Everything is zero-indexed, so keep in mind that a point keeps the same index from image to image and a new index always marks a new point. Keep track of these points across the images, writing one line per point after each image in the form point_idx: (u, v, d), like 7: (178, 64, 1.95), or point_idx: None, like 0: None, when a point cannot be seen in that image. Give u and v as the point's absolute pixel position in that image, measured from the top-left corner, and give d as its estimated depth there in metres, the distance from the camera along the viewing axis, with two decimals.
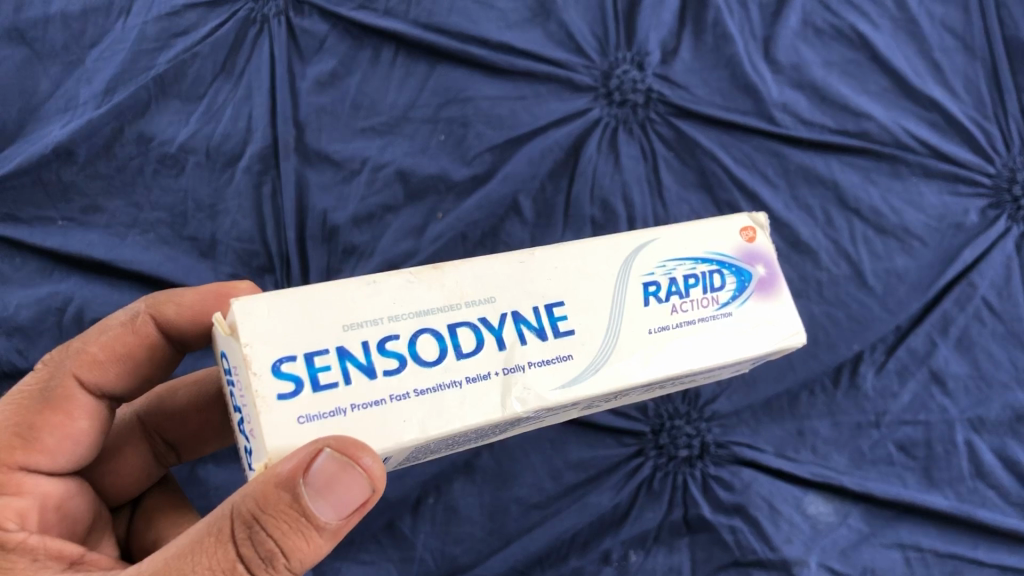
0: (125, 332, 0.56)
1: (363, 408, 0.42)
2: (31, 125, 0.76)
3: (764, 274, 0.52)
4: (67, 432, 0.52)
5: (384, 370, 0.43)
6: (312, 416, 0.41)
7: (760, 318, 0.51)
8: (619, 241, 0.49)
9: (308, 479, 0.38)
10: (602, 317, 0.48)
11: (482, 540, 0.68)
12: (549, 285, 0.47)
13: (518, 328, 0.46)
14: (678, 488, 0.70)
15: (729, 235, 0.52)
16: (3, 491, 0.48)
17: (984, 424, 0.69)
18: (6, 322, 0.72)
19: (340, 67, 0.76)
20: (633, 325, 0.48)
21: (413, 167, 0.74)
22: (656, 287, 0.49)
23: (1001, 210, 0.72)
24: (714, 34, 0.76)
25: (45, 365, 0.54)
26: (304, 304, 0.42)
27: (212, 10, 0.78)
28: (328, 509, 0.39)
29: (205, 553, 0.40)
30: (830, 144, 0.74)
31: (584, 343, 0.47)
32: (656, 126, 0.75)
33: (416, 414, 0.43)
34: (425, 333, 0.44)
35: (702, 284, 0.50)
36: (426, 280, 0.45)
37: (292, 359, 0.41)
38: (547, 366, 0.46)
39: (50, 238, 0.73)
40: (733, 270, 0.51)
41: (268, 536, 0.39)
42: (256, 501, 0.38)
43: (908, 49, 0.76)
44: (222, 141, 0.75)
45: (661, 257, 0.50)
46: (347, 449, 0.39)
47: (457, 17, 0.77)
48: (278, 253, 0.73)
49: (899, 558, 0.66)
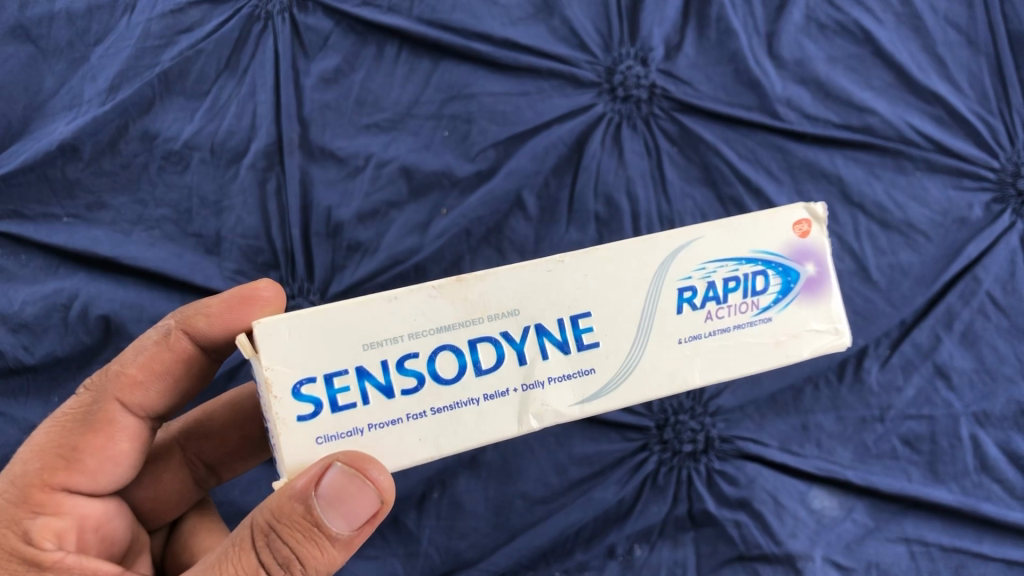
0: (161, 349, 0.56)
1: (380, 427, 0.45)
2: (36, 123, 0.77)
3: (814, 274, 0.50)
4: (107, 453, 0.53)
5: (402, 389, 0.45)
6: (330, 436, 0.44)
7: (802, 324, 0.50)
8: (655, 244, 0.48)
9: (319, 491, 0.41)
10: (628, 328, 0.48)
11: (488, 535, 0.69)
12: (575, 297, 0.47)
13: (540, 341, 0.47)
14: (683, 483, 0.70)
15: (780, 232, 0.50)
16: (42, 510, 0.50)
17: (988, 417, 0.70)
18: (14, 318, 0.73)
19: (344, 64, 0.76)
20: (663, 334, 0.48)
21: (417, 163, 0.74)
22: (691, 293, 0.49)
23: (1005, 205, 0.72)
24: (718, 29, 0.76)
25: (88, 390, 0.56)
26: (326, 326, 0.44)
27: (215, 7, 0.77)
28: (339, 520, 0.42)
29: (230, 561, 0.43)
30: (834, 140, 0.74)
31: (607, 356, 0.48)
32: (660, 121, 0.75)
33: (430, 432, 0.46)
34: (444, 350, 0.46)
35: (743, 288, 0.49)
36: (448, 294, 0.46)
37: (312, 381, 0.44)
38: (567, 380, 0.47)
39: (55, 235, 0.74)
40: (779, 270, 0.50)
41: (284, 543, 0.42)
42: (272, 511, 0.42)
43: (913, 44, 0.76)
44: (226, 138, 0.75)
45: (700, 259, 0.49)
46: (357, 464, 0.42)
47: (462, 13, 0.76)
48: (283, 249, 0.73)
49: (903, 551, 0.67)
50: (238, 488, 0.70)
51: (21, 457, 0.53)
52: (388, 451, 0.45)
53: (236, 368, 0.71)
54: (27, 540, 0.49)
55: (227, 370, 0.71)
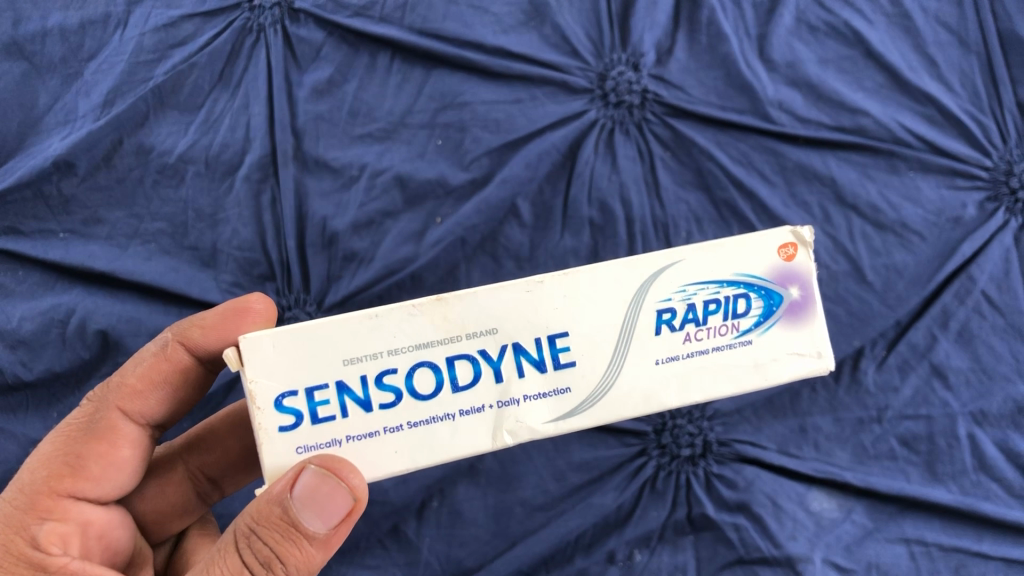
0: (159, 360, 0.56)
1: (358, 439, 0.46)
2: (32, 139, 0.77)
3: (796, 297, 0.50)
4: (110, 459, 0.53)
5: (381, 404, 0.46)
6: (309, 446, 0.46)
7: (782, 348, 0.50)
8: (636, 263, 0.49)
9: (295, 491, 0.42)
10: (606, 345, 0.48)
11: (487, 543, 0.69)
12: (554, 316, 0.48)
13: (517, 359, 0.47)
14: (682, 488, 0.70)
15: (764, 255, 0.50)
16: (49, 516, 0.51)
17: (986, 416, 0.70)
18: (12, 334, 0.73)
19: (337, 75, 0.76)
20: (641, 353, 0.49)
21: (411, 172, 0.74)
22: (671, 314, 0.49)
23: (999, 203, 0.72)
24: (709, 33, 0.76)
25: (91, 400, 0.56)
26: (309, 341, 0.45)
27: (208, 21, 0.78)
28: (315, 520, 0.43)
29: (218, 565, 0.44)
30: (826, 142, 0.74)
31: (584, 375, 0.48)
32: (652, 126, 0.76)
33: (406, 446, 0.47)
34: (422, 367, 0.46)
35: (724, 310, 0.49)
36: (428, 313, 0.46)
37: (294, 394, 0.45)
38: (542, 399, 0.48)
39: (52, 250, 0.74)
40: (761, 293, 0.50)
41: (264, 544, 0.43)
42: (252, 515, 0.43)
43: (903, 45, 0.76)
44: (220, 151, 0.75)
45: (681, 281, 0.49)
46: (329, 465, 0.43)
47: (453, 21, 0.76)
48: (278, 260, 0.74)
49: (904, 552, 0.67)
50: (239, 499, 0.71)
51: (30, 466, 0.53)
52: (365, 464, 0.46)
53: (233, 381, 0.71)
54: (36, 545, 0.50)
55: (224, 383, 0.71)
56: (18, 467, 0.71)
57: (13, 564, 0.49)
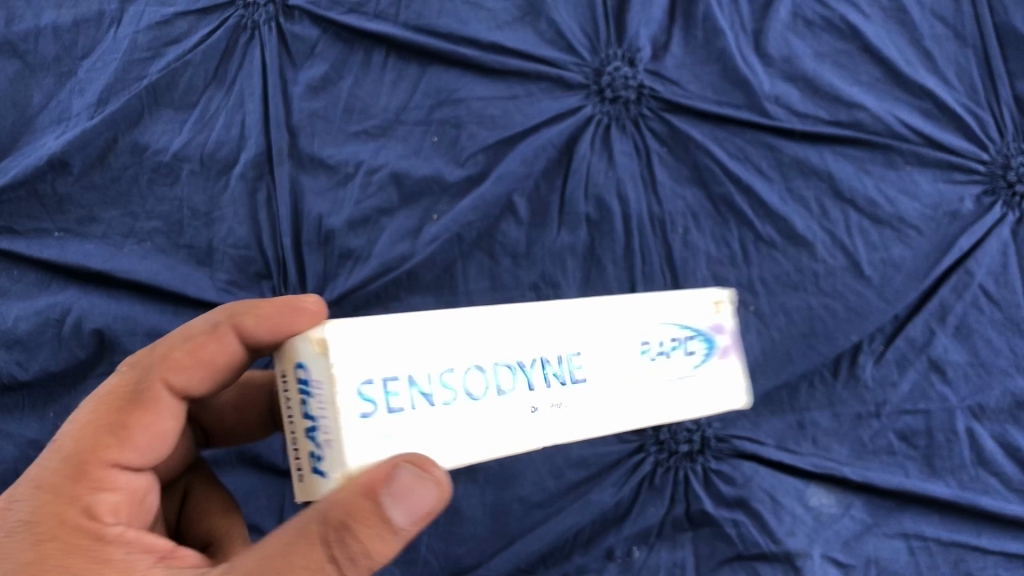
0: (209, 340, 0.55)
1: (424, 430, 0.46)
2: (26, 137, 0.77)
3: (725, 344, 0.58)
4: (155, 431, 0.53)
5: (442, 400, 0.47)
6: (385, 434, 0.45)
7: (718, 382, 0.58)
8: (621, 300, 0.55)
9: (394, 489, 0.42)
10: (611, 365, 0.53)
11: (486, 541, 0.69)
12: (569, 336, 0.52)
13: (544, 372, 0.51)
14: (680, 484, 0.70)
15: (704, 308, 0.58)
16: (101, 486, 0.50)
17: (984, 411, 0.70)
18: (6, 334, 0.73)
19: (332, 72, 0.76)
20: (626, 377, 0.54)
21: (407, 169, 0.74)
22: (647, 346, 0.55)
23: (996, 197, 0.73)
24: (705, 28, 0.76)
25: (131, 368, 0.54)
26: (387, 332, 0.46)
27: (203, 19, 0.77)
28: (406, 518, 0.43)
29: (298, 555, 0.42)
30: (823, 137, 0.74)
31: (592, 391, 0.53)
32: (649, 122, 0.76)
33: (461, 441, 0.47)
34: (475, 370, 0.48)
35: (682, 348, 0.56)
36: (479, 321, 0.49)
37: (372, 382, 0.45)
38: (562, 409, 0.51)
39: (47, 249, 0.74)
40: (702, 339, 0.57)
41: (356, 539, 0.42)
42: (346, 507, 0.42)
43: (900, 39, 0.76)
44: (215, 149, 0.75)
45: (654, 319, 0.55)
46: (421, 462, 0.43)
47: (448, 18, 0.76)
48: (274, 259, 0.73)
49: (902, 547, 0.67)
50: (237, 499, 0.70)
51: (71, 436, 0.51)
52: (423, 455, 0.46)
53: None
54: (91, 515, 0.49)
55: None
56: (14, 467, 0.71)
57: (68, 535, 0.47)
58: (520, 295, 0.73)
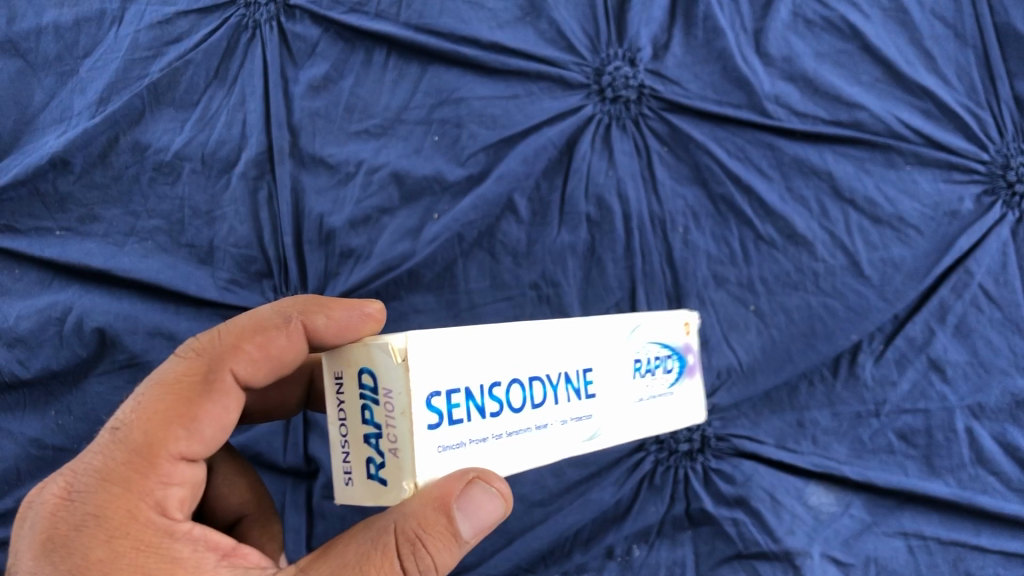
0: (279, 334, 0.54)
1: (476, 443, 0.47)
2: (28, 136, 0.77)
3: (692, 362, 0.64)
4: (220, 424, 0.52)
5: (490, 412, 0.47)
6: (448, 446, 0.45)
7: (687, 395, 0.63)
8: (622, 318, 0.57)
9: (461, 504, 0.43)
10: (618, 380, 0.55)
11: (486, 538, 0.70)
12: (585, 352, 0.53)
13: (567, 386, 0.52)
14: (679, 482, 0.71)
15: (677, 327, 0.63)
16: (170, 481, 0.49)
17: (983, 410, 0.70)
18: (9, 333, 0.73)
19: (333, 71, 0.76)
20: (628, 392, 0.56)
21: (407, 168, 0.74)
22: (641, 362, 0.58)
23: (995, 197, 0.73)
24: (705, 28, 0.76)
25: (197, 355, 0.53)
26: (452, 344, 0.45)
27: (204, 18, 0.77)
28: (470, 529, 0.45)
29: (374, 567, 0.44)
30: (823, 136, 0.74)
31: (603, 404, 0.54)
32: (649, 121, 0.76)
33: (504, 454, 0.48)
34: (515, 383, 0.49)
35: (662, 365, 0.60)
36: (519, 334, 0.49)
37: (439, 394, 0.45)
38: (580, 421, 0.52)
39: (48, 248, 0.74)
40: (676, 356, 0.62)
41: (428, 553, 0.44)
42: (419, 522, 0.43)
43: (899, 39, 0.76)
44: (216, 148, 0.75)
45: (644, 338, 0.58)
46: (483, 475, 0.45)
47: (448, 17, 0.76)
48: (276, 258, 0.74)
49: (901, 546, 0.67)
50: None
51: (137, 427, 0.50)
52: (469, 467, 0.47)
53: None
54: (159, 511, 0.48)
55: None
56: (15, 465, 0.72)
57: (138, 532, 0.47)
58: (521, 294, 0.73)
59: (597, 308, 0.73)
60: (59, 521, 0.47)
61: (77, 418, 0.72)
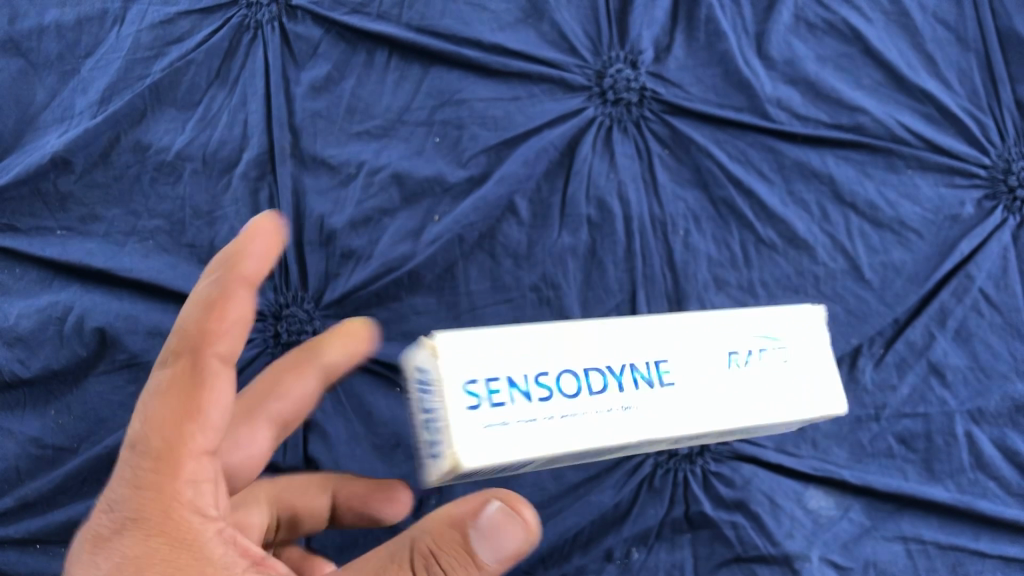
0: (235, 308, 0.46)
1: (525, 427, 0.44)
2: (28, 136, 0.77)
3: (815, 350, 0.53)
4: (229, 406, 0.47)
5: (539, 398, 0.45)
6: (487, 428, 0.43)
7: (809, 380, 0.52)
8: (707, 316, 0.50)
9: (477, 520, 0.43)
10: (701, 371, 0.49)
11: None
12: (655, 343, 0.49)
13: (633, 376, 0.47)
14: (679, 485, 0.70)
15: (788, 321, 0.53)
16: (198, 479, 0.45)
17: (983, 415, 0.70)
18: (9, 332, 0.73)
19: (334, 72, 0.76)
20: (717, 383, 0.49)
21: (409, 170, 0.74)
22: (735, 353, 0.50)
23: (997, 201, 0.73)
24: (707, 31, 0.76)
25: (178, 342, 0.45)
26: (494, 336, 0.45)
27: (205, 18, 0.78)
28: (489, 558, 0.43)
29: None
30: (825, 140, 0.74)
31: (683, 395, 0.48)
32: (651, 124, 0.76)
33: (560, 441, 0.45)
34: (566, 372, 0.46)
35: (767, 352, 0.51)
36: (571, 328, 0.47)
37: (474, 380, 0.44)
38: (655, 412, 0.47)
39: (48, 247, 0.74)
40: (783, 348, 0.52)
41: (440, 573, 0.42)
42: (432, 537, 0.43)
43: (901, 43, 0.76)
44: (218, 148, 0.75)
45: (738, 327, 0.51)
46: (512, 501, 0.44)
47: (450, 19, 0.76)
48: (276, 259, 0.73)
49: (900, 550, 0.67)
50: None
51: (149, 430, 0.44)
52: (522, 455, 0.44)
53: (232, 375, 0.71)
54: (194, 509, 0.45)
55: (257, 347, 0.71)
56: (15, 464, 0.72)
57: (175, 531, 0.44)
58: (521, 296, 0.73)
59: (598, 310, 0.72)
60: (97, 527, 0.45)
61: (77, 417, 0.72)
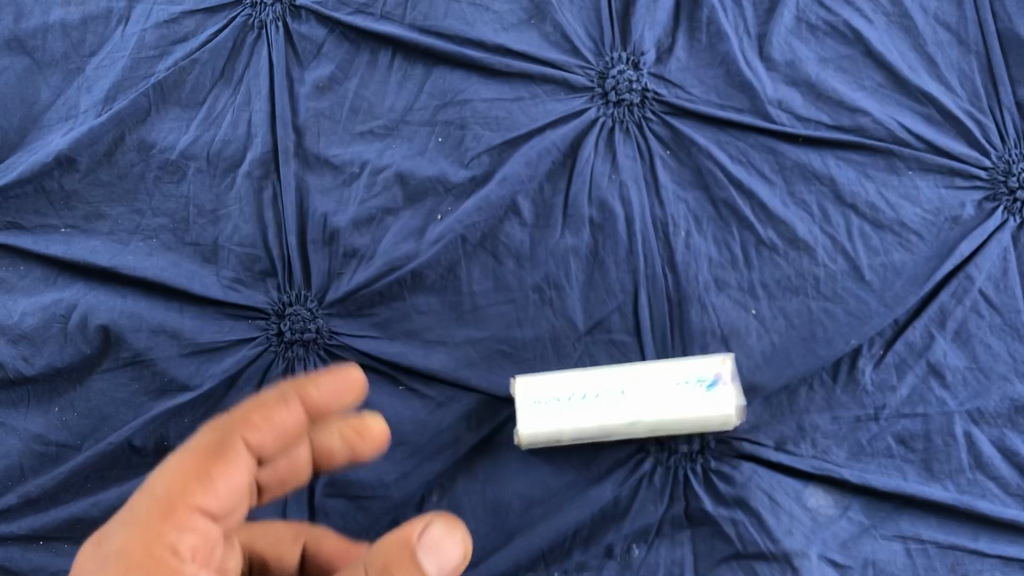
0: (276, 411, 0.52)
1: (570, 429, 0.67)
2: (32, 134, 0.77)
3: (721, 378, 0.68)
4: (236, 483, 0.50)
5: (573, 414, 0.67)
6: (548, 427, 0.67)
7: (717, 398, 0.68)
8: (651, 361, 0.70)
9: (421, 534, 0.48)
10: (662, 392, 0.67)
11: (487, 537, 0.70)
12: (628, 380, 0.68)
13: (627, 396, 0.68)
14: (679, 483, 0.71)
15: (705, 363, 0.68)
16: (184, 527, 0.48)
17: (983, 415, 0.70)
18: (14, 329, 0.74)
19: (339, 73, 0.77)
20: (672, 400, 0.67)
21: (412, 169, 0.75)
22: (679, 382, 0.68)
23: (997, 203, 0.73)
24: (709, 33, 0.77)
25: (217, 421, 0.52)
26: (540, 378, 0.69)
27: (210, 18, 0.78)
28: (434, 567, 0.47)
29: None
30: (826, 141, 0.75)
31: (656, 408, 0.67)
32: (652, 124, 0.76)
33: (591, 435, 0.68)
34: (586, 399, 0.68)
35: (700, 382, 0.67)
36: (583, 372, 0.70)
37: (535, 404, 0.68)
38: (645, 416, 0.68)
39: (52, 245, 0.75)
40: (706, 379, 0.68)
41: None
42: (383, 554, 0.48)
43: (902, 45, 0.76)
44: (222, 147, 0.76)
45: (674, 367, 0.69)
46: (448, 519, 0.50)
47: (453, 19, 0.77)
48: (279, 256, 0.74)
49: (900, 549, 0.68)
50: None
51: (159, 479, 0.49)
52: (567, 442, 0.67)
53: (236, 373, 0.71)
54: (172, 551, 0.47)
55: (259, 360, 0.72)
56: (18, 461, 0.72)
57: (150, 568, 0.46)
58: (523, 295, 0.73)
59: (600, 310, 0.72)
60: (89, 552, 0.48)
61: (81, 414, 0.73)
